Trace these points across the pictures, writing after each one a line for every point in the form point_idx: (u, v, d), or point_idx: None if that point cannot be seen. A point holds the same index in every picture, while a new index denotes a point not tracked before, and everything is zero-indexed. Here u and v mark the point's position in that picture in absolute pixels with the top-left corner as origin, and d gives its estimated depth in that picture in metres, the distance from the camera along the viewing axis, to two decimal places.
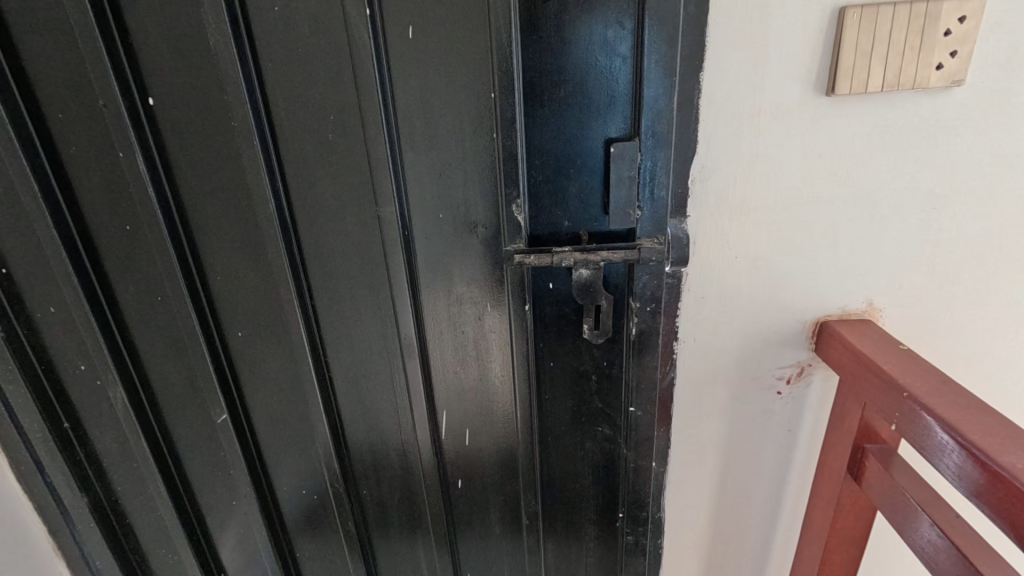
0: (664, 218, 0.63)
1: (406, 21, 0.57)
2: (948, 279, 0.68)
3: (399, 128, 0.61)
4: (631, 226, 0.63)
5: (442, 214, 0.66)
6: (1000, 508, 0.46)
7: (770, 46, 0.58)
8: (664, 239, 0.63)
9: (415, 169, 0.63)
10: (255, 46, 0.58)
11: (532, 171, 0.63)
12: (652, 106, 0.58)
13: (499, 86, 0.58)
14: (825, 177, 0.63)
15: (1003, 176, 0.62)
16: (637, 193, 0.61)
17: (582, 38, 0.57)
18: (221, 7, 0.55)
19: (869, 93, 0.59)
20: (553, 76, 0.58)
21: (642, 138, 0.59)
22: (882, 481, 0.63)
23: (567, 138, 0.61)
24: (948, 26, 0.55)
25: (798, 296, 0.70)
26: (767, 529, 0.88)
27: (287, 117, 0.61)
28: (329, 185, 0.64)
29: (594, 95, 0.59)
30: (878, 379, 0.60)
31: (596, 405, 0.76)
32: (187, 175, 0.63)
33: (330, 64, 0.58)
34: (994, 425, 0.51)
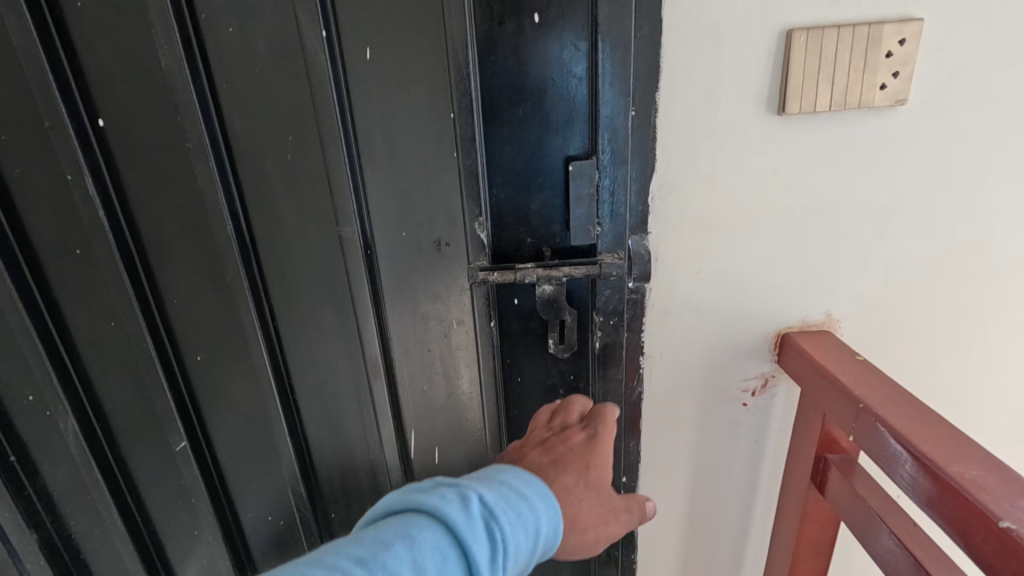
0: (623, 235, 0.64)
1: (364, 42, 0.56)
2: (900, 289, 0.70)
3: (360, 147, 0.61)
4: (592, 242, 0.65)
5: (405, 232, 0.65)
6: (951, 517, 0.47)
7: (723, 67, 0.59)
8: (623, 255, 0.65)
9: (378, 190, 0.63)
10: (210, 67, 0.57)
11: (494, 189, 0.63)
12: (609, 124, 0.60)
13: (458, 107, 0.59)
14: (781, 193, 0.65)
15: (946, 190, 0.64)
16: (596, 210, 0.63)
17: (539, 58, 0.58)
18: (173, 27, 0.55)
19: (818, 112, 0.61)
20: (512, 96, 0.59)
21: (599, 158, 0.61)
22: (842, 490, 0.64)
23: (527, 156, 0.61)
24: (889, 49, 0.57)
25: (760, 309, 0.71)
26: (739, 540, 0.88)
27: (244, 137, 0.60)
28: (290, 204, 0.63)
29: (552, 115, 0.60)
30: (835, 391, 0.61)
31: None
32: (141, 196, 0.61)
33: (287, 83, 0.58)
34: (945, 435, 0.52)
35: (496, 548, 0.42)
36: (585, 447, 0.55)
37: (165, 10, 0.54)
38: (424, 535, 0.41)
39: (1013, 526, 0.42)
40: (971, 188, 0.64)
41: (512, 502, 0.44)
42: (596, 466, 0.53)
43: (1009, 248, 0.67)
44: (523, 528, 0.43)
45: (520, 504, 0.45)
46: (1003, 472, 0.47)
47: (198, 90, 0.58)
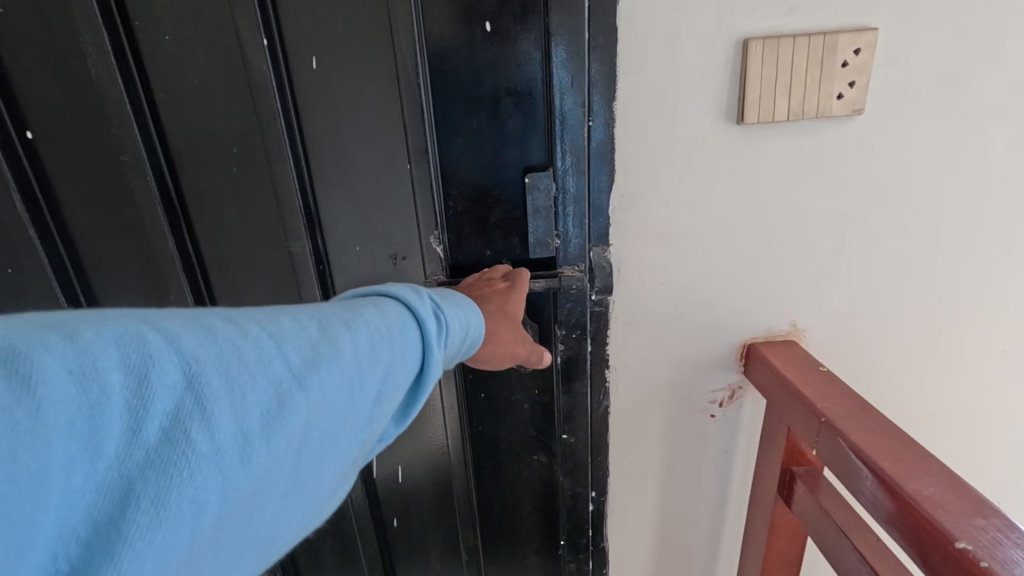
0: (582, 248, 0.63)
1: (309, 52, 0.54)
2: (864, 297, 0.69)
3: (308, 158, 0.58)
4: (552, 255, 0.64)
5: (360, 246, 0.63)
6: (909, 536, 0.47)
7: (681, 76, 0.58)
8: (583, 268, 0.64)
9: (329, 203, 0.60)
10: (147, 76, 0.54)
11: (450, 201, 0.61)
12: (564, 136, 0.59)
13: (409, 118, 0.57)
14: (743, 204, 0.64)
15: (907, 200, 0.64)
16: (555, 222, 0.62)
17: (491, 67, 0.56)
18: (103, 36, 0.52)
19: (777, 122, 0.60)
20: (465, 105, 0.57)
21: (556, 170, 0.60)
22: (807, 503, 0.63)
23: (483, 167, 0.60)
24: (845, 58, 0.57)
25: (725, 319, 0.70)
26: (711, 551, 0.87)
27: (185, 150, 0.57)
28: (236, 220, 0.60)
29: (507, 126, 0.58)
30: (798, 403, 0.60)
31: (530, 434, 0.74)
32: (76, 212, 0.59)
33: (229, 92, 0.55)
34: (905, 450, 0.51)
35: (447, 325, 0.41)
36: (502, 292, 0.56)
37: (93, 17, 0.51)
38: (396, 301, 0.40)
39: (970, 547, 0.41)
40: (929, 198, 0.64)
41: (465, 308, 0.45)
42: (513, 303, 0.55)
43: (968, 257, 0.67)
44: (463, 321, 0.43)
45: (467, 309, 0.45)
46: (960, 490, 0.46)
47: (133, 101, 0.55)
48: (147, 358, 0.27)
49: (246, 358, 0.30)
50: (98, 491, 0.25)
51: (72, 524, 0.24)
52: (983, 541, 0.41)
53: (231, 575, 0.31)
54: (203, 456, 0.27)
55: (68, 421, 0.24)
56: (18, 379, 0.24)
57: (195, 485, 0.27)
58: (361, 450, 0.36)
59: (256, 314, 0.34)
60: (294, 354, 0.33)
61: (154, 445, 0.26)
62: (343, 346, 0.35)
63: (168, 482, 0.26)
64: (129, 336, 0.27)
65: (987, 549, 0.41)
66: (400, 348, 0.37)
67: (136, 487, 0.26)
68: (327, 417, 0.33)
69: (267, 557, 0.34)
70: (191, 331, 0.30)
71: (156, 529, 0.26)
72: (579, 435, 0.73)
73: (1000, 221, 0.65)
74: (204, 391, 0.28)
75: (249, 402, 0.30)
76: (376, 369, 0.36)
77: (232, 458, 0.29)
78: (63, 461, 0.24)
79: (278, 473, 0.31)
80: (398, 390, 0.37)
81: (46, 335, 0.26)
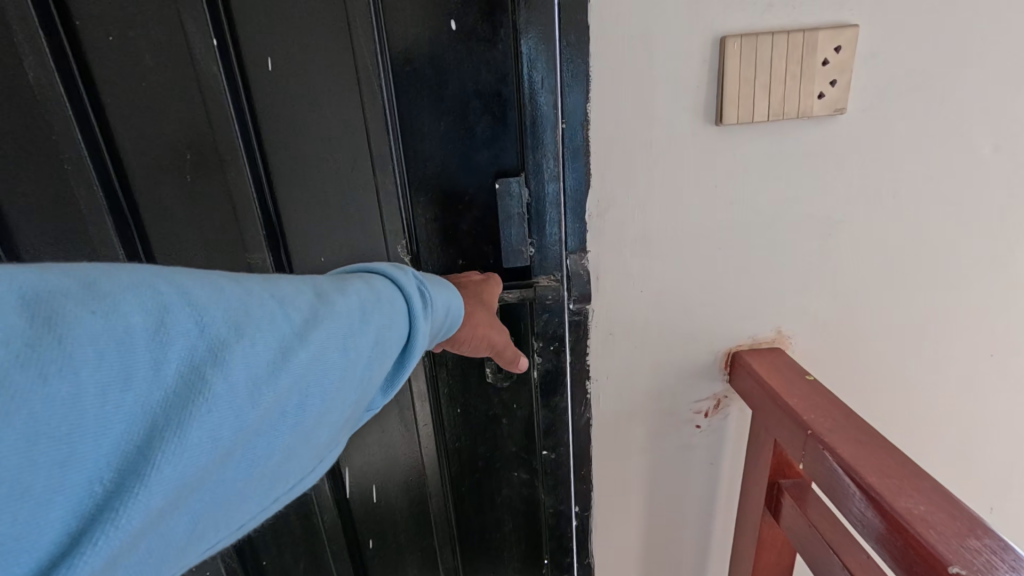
0: (556, 257, 0.61)
1: (263, 51, 0.51)
2: (851, 302, 0.67)
3: (267, 166, 0.55)
4: (527, 264, 0.61)
5: (325, 257, 0.60)
6: (900, 558, 0.44)
7: (657, 75, 0.56)
8: (559, 276, 0.62)
9: (291, 212, 0.57)
10: (91, 80, 0.51)
11: (418, 208, 0.58)
12: (536, 140, 0.56)
13: (372, 121, 0.54)
14: (724, 208, 0.62)
15: (891, 201, 0.62)
16: (529, 229, 0.59)
17: (458, 67, 0.53)
18: (38, 36, 0.49)
19: (757, 122, 0.58)
20: (432, 107, 0.55)
21: (528, 174, 0.58)
22: (796, 519, 0.61)
23: (452, 173, 0.57)
24: (825, 56, 0.55)
25: (709, 327, 0.68)
26: (699, 564, 0.84)
27: (134, 157, 0.54)
28: (192, 231, 0.58)
29: (476, 129, 0.55)
30: (785, 415, 0.58)
31: (510, 450, 0.71)
32: (20, 223, 0.56)
33: (180, 96, 0.52)
34: (894, 465, 0.49)
35: (429, 301, 0.42)
36: (476, 280, 0.56)
37: (28, 17, 0.48)
38: (383, 277, 0.41)
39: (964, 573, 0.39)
40: (914, 199, 0.62)
41: (444, 287, 0.45)
42: (488, 291, 0.55)
43: (954, 259, 0.65)
44: (443, 303, 0.44)
45: (446, 287, 0.46)
46: (952, 509, 0.44)
47: (75, 107, 0.52)
48: (162, 304, 0.27)
49: (253, 312, 0.31)
50: (127, 423, 0.25)
51: (105, 451, 0.25)
52: (976, 564, 0.39)
53: (240, 509, 0.32)
54: (219, 397, 0.28)
55: (98, 354, 0.24)
56: (49, 315, 0.24)
57: (213, 422, 0.28)
58: (355, 407, 0.37)
59: (256, 275, 0.34)
60: (295, 313, 0.33)
61: (176, 384, 0.27)
62: (339, 308, 0.35)
63: (189, 418, 0.27)
64: (145, 284, 0.28)
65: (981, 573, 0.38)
66: (391, 313, 0.38)
67: (159, 422, 0.26)
68: (327, 373, 0.33)
69: (268, 504, 0.34)
70: (199, 285, 0.30)
71: (178, 464, 0.26)
72: (560, 450, 0.71)
73: (987, 223, 0.64)
74: (217, 339, 0.29)
75: (257, 351, 0.30)
76: (371, 333, 0.36)
77: (245, 402, 0.29)
78: (96, 390, 0.24)
79: (282, 421, 0.31)
80: (391, 354, 0.38)
81: (67, 281, 0.26)
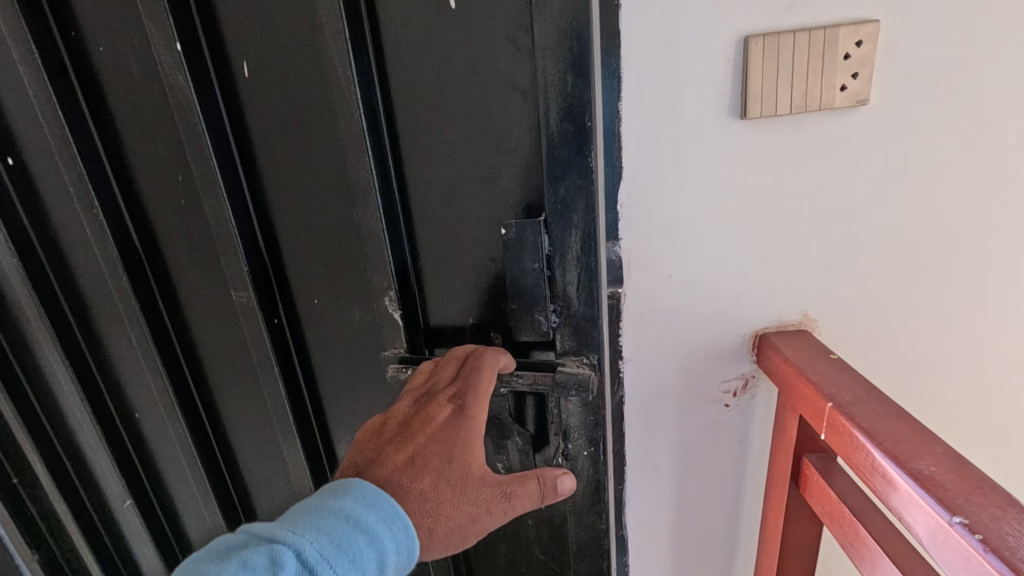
0: (594, 339, 0.60)
1: (241, 57, 0.59)
2: (877, 289, 0.70)
3: (302, 181, 0.63)
4: (549, 337, 0.61)
5: (315, 300, 0.70)
6: (902, 508, 0.48)
7: (680, 75, 0.60)
8: (592, 360, 0.61)
9: (306, 214, 0.65)
10: (105, 110, 0.65)
11: (419, 206, 0.62)
12: (554, 161, 0.54)
13: (348, 145, 0.57)
14: (749, 197, 0.66)
15: (915, 189, 0.65)
16: (552, 291, 0.59)
17: (467, 79, 0.55)
18: (34, 57, 0.59)
19: (780, 115, 0.61)
20: (440, 119, 0.57)
21: (548, 219, 0.57)
22: (821, 491, 0.63)
23: (463, 187, 0.59)
24: (846, 51, 0.58)
25: (735, 311, 0.72)
26: (729, 538, 0.88)
27: (134, 154, 0.66)
28: (176, 234, 0.70)
29: (479, 163, 0.58)
30: (808, 391, 0.61)
31: (538, 554, 0.78)
32: (47, 206, 0.67)
33: (157, 114, 0.63)
34: (908, 431, 0.52)
35: None
36: (445, 431, 0.55)
37: (23, 36, 0.58)
38: None
39: (967, 521, 0.42)
40: (937, 186, 0.64)
41: (332, 545, 0.45)
42: (457, 457, 0.54)
43: (982, 243, 0.67)
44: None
45: (336, 549, 0.45)
46: (960, 468, 0.47)
47: (81, 138, 0.64)
48: None
49: None
50: None
51: None
52: (980, 516, 0.43)
53: None
54: None
55: None
56: None
57: None
58: None
59: None
60: None
61: None
62: None
63: None
64: None
65: (984, 522, 0.42)
66: None
67: None
68: None
69: None
70: None
71: None
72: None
73: (1014, 206, 0.65)
74: None
75: None
76: None
77: None
78: None
79: None
80: None
81: None
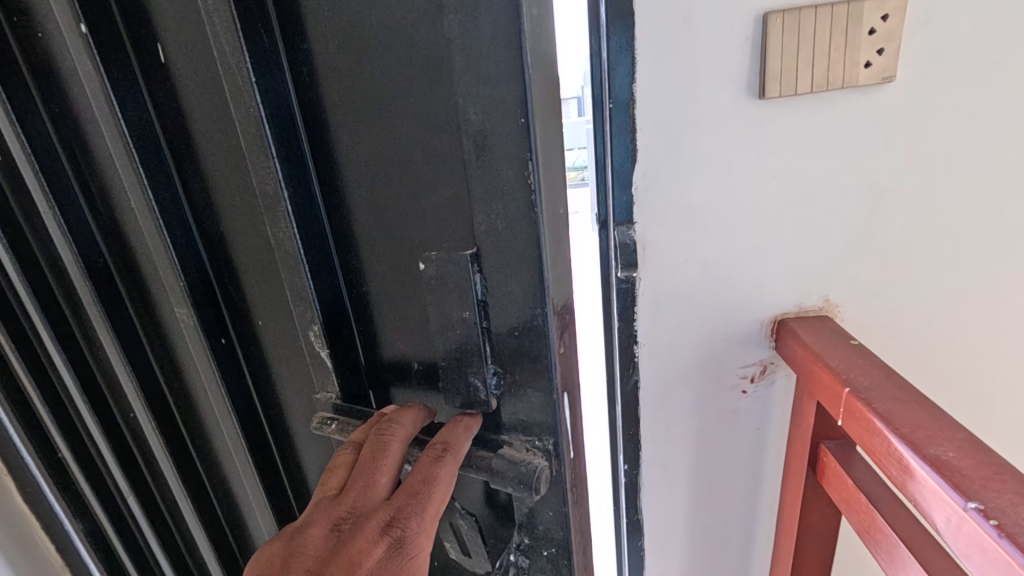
0: (544, 416, 0.49)
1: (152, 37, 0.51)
2: (904, 274, 0.67)
3: (241, 183, 0.55)
4: (494, 404, 0.51)
5: (261, 320, 0.63)
6: (915, 494, 0.48)
7: (695, 55, 0.59)
8: (546, 447, 0.50)
9: (237, 223, 0.58)
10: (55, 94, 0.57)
11: (350, 211, 0.52)
12: (486, 171, 0.43)
13: (251, 151, 0.48)
14: (769, 180, 0.64)
15: (945, 170, 0.62)
16: (493, 350, 0.49)
17: (379, 58, 0.45)
18: None
19: (801, 94, 0.60)
20: (364, 108, 0.47)
21: (482, 256, 0.46)
22: (838, 478, 0.62)
23: (398, 193, 0.49)
24: (872, 25, 0.56)
25: (753, 296, 0.71)
26: (747, 526, 0.88)
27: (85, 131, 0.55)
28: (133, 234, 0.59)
29: (410, 174, 0.48)
30: (826, 378, 0.60)
31: None
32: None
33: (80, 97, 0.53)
34: (927, 418, 0.51)
35: None
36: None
37: None
38: None
39: (982, 507, 0.41)
40: (967, 167, 0.62)
41: None
42: None
43: (1013, 225, 0.65)
44: None
45: None
46: (980, 455, 0.46)
47: None
48: None
49: None
50: None
51: None
52: (997, 503, 0.41)
53: None
54: None
55: None
56: None
57: None
58: None
59: None
60: None
61: None
62: None
63: None
64: None
65: (1000, 508, 0.41)
66: None
67: None
68: None
69: None
70: None
71: None
72: None
73: None
74: None
75: None
76: None
77: None
78: None
79: None
80: None
81: None
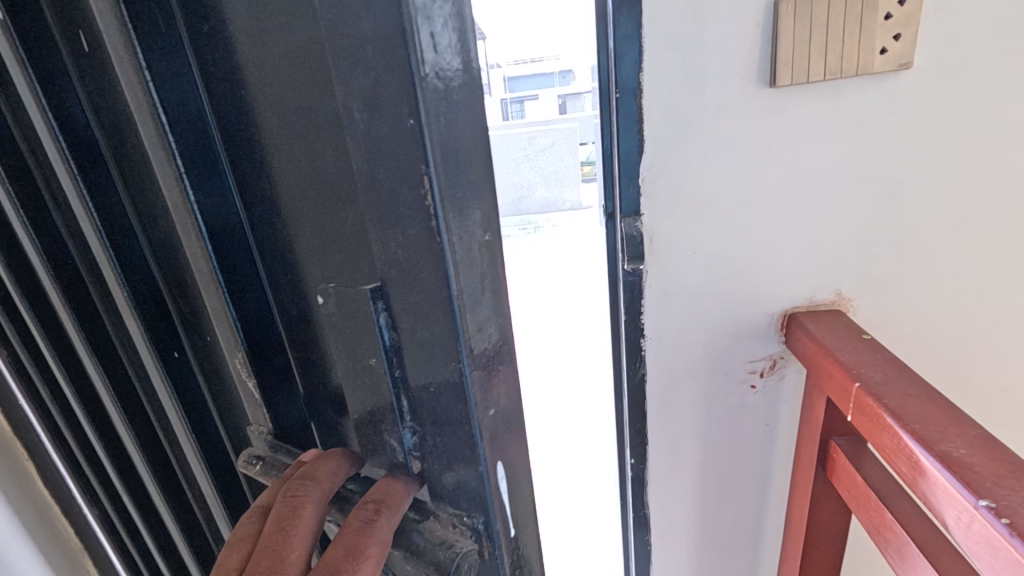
0: (472, 489, 0.35)
1: None
2: (920, 266, 0.66)
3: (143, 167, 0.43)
4: (414, 468, 0.38)
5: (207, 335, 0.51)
6: (925, 490, 0.46)
7: (706, 43, 0.58)
8: (474, 526, 0.36)
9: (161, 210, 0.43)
10: None
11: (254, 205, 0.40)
12: (369, 170, 0.31)
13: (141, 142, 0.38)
14: (780, 169, 0.63)
15: (963, 160, 0.61)
16: (409, 406, 0.36)
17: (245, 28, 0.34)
18: None
19: (813, 82, 0.58)
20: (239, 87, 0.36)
21: (389, 286, 0.33)
22: (848, 475, 0.61)
23: (298, 177, 0.35)
24: (888, 10, 0.55)
25: (763, 289, 0.69)
26: (756, 522, 0.87)
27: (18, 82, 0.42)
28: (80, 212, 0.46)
29: (304, 171, 0.34)
30: (837, 372, 0.59)
31: None
32: None
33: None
34: (939, 414, 0.50)
35: None
36: None
37: None
38: None
39: (994, 505, 0.40)
40: (988, 157, 0.60)
41: None
42: None
43: None
44: None
45: None
46: (994, 452, 0.45)
47: None
48: None
49: None
50: None
51: None
52: (1009, 501, 0.40)
53: None
54: None
55: None
56: None
57: None
58: None
59: None
60: None
61: None
62: None
63: None
64: None
65: (1013, 506, 0.40)
66: None
67: None
68: None
69: None
70: None
71: None
72: None
73: None
74: None
75: None
76: None
77: None
78: None
79: None
80: None
81: None
